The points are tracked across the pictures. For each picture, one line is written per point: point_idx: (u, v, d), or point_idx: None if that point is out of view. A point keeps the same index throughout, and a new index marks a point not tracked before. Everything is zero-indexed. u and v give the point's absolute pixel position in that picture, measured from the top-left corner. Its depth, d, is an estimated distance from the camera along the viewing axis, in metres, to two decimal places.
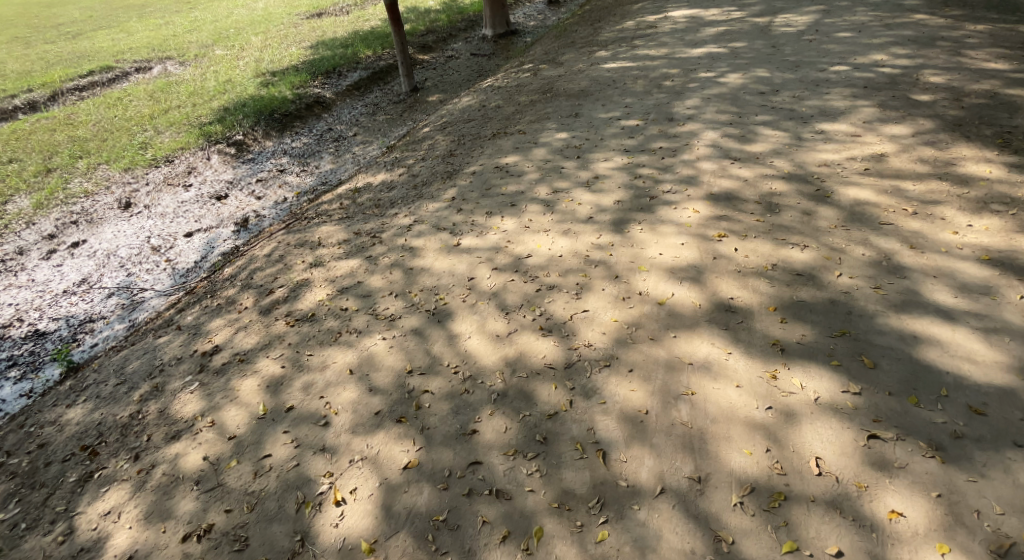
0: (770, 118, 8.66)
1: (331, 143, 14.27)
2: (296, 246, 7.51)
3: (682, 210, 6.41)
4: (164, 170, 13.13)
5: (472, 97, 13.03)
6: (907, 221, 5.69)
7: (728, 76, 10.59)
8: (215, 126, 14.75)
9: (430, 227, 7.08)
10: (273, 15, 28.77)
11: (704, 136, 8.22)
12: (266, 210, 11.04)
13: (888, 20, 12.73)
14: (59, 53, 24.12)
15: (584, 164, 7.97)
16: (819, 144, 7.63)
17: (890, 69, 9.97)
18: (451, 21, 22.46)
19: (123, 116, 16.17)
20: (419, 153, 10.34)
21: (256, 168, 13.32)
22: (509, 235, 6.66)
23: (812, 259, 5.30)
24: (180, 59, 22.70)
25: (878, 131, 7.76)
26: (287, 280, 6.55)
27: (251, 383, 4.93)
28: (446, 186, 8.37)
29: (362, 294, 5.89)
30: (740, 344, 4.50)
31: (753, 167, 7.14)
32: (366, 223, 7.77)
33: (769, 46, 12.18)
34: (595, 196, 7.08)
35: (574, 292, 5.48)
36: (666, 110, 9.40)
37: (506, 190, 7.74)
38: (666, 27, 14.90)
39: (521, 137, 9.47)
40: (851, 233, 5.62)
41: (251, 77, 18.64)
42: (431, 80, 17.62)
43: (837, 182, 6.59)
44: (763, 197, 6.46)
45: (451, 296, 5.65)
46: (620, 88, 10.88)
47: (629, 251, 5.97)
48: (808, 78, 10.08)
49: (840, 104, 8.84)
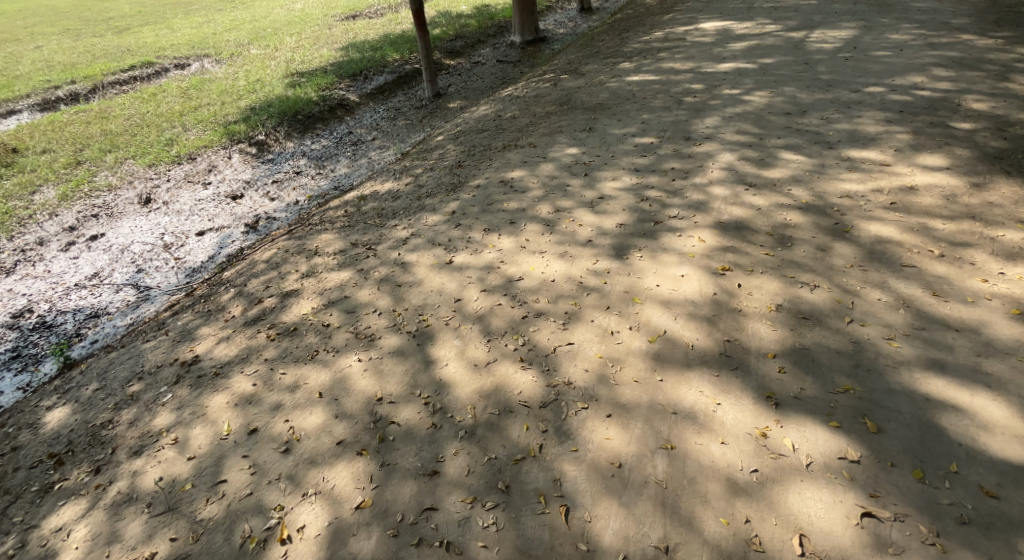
0: (793, 141, 8.25)
1: (350, 146, 14.23)
2: (292, 254, 7.38)
3: (687, 239, 6.13)
4: (186, 167, 13.20)
5: (491, 105, 12.83)
6: (931, 264, 5.31)
7: (753, 94, 10.17)
8: (240, 125, 14.87)
9: (426, 242, 6.88)
10: (310, 15, 29.15)
11: (721, 158, 7.88)
12: (278, 212, 10.96)
13: (931, 40, 12.10)
14: (104, 47, 24.78)
15: (590, 183, 7.73)
16: (842, 171, 7.19)
17: (929, 92, 9.42)
18: (481, 26, 22.33)
19: (155, 112, 16.45)
20: (430, 162, 10.18)
21: (275, 168, 13.28)
22: (504, 254, 6.42)
23: (821, 301, 4.96)
24: (216, 57, 23.12)
25: (910, 160, 7.29)
26: (276, 290, 6.40)
27: (221, 399, 4.70)
28: (448, 199, 8.18)
29: (345, 309, 5.69)
30: (731, 394, 4.13)
31: (769, 195, 6.78)
32: (364, 233, 7.61)
33: (801, 63, 11.69)
34: (597, 218, 6.84)
35: (562, 321, 5.17)
36: (684, 129, 9.08)
37: (507, 206, 7.53)
38: (694, 40, 14.48)
39: (531, 151, 9.25)
40: (866, 275, 5.25)
41: (281, 77, 18.81)
42: (455, 85, 17.53)
43: (857, 216, 6.20)
44: (775, 229, 6.12)
45: (435, 317, 5.40)
46: (639, 103, 10.56)
47: (626, 279, 5.67)
48: (838, 99, 9.60)
49: (871, 129, 8.37)
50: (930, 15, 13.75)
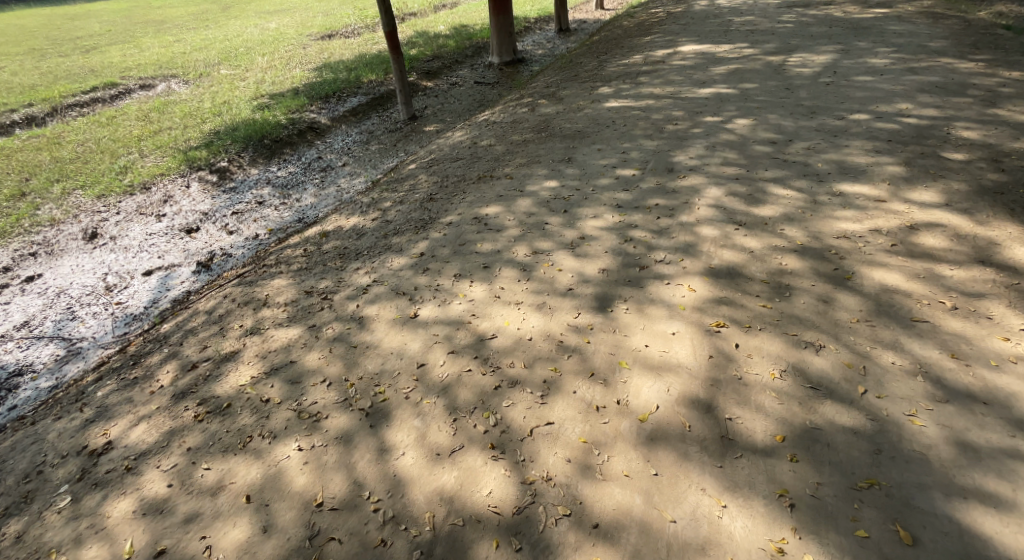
0: (782, 173, 7.78)
1: (318, 173, 13.51)
2: (239, 304, 6.66)
3: (676, 287, 5.59)
4: (139, 198, 12.35)
5: (465, 132, 12.27)
6: (946, 318, 4.83)
7: (737, 121, 9.75)
8: (201, 152, 14.08)
9: (388, 291, 6.20)
10: (284, 34, 28.54)
11: (707, 194, 7.38)
12: (234, 247, 10.18)
13: (912, 64, 11.86)
14: (67, 68, 23.83)
15: (570, 222, 7.18)
16: (836, 209, 6.71)
17: (918, 119, 9.07)
18: (458, 47, 21.91)
19: (113, 136, 15.58)
20: (399, 194, 9.51)
21: (236, 198, 12.45)
22: (474, 305, 5.77)
23: (830, 366, 4.46)
24: (185, 78, 22.32)
25: (907, 195, 6.84)
26: (214, 352, 5.69)
27: (125, 507, 4.19)
28: (417, 237, 7.53)
29: (290, 380, 5.00)
30: (738, 493, 3.64)
31: (761, 236, 6.28)
32: (321, 279, 6.91)
33: (783, 88, 11.35)
34: (578, 262, 6.26)
35: (538, 392, 4.54)
36: (666, 160, 8.60)
37: (480, 248, 6.91)
38: (674, 63, 14.14)
39: (507, 184, 8.69)
40: (876, 331, 4.76)
41: (249, 99, 18.07)
42: (430, 108, 16.98)
43: (858, 260, 5.72)
44: (771, 276, 5.62)
45: (392, 390, 4.72)
46: (620, 130, 10.09)
47: (610, 337, 5.07)
48: (825, 126, 9.20)
49: (861, 159, 7.95)
50: (907, 39, 13.58)
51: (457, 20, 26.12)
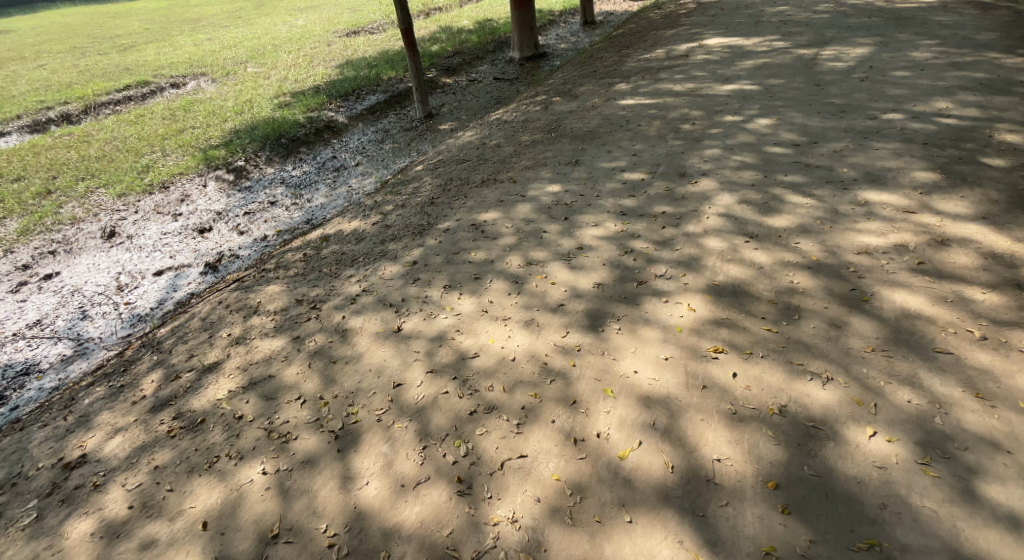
0: (802, 178, 7.29)
1: (332, 173, 13.42)
2: (230, 311, 6.51)
3: (675, 306, 5.30)
4: (157, 198, 12.42)
5: (477, 131, 11.99)
6: (972, 351, 4.43)
7: (757, 121, 9.22)
8: (219, 151, 14.14)
9: (375, 301, 5.98)
10: (312, 31, 28.68)
11: (718, 201, 6.97)
12: (242, 249, 10.13)
13: (955, 58, 11.08)
14: (103, 67, 24.36)
15: (569, 230, 6.92)
16: (859, 220, 6.23)
17: (956, 120, 8.43)
18: (481, 42, 21.62)
19: (138, 135, 15.78)
20: (402, 197, 9.30)
21: (250, 197, 12.44)
22: (461, 320, 5.49)
23: (835, 402, 4.11)
24: (213, 76, 22.57)
25: (938, 205, 6.31)
26: (198, 362, 5.55)
27: (85, 527, 4.05)
28: (413, 244, 7.33)
29: (264, 395, 4.81)
30: (717, 548, 3.37)
31: (772, 250, 5.89)
32: (313, 286, 6.74)
33: (811, 84, 10.73)
34: (571, 275, 6.00)
35: (515, 419, 4.26)
36: (679, 163, 8.18)
37: (474, 257, 6.66)
38: (697, 58, 13.57)
39: (509, 188, 8.42)
40: (891, 364, 4.39)
41: (271, 98, 18.15)
42: (448, 105, 16.75)
43: (877, 279, 5.30)
44: (779, 296, 5.26)
45: (365, 411, 4.49)
46: (633, 130, 9.68)
47: (598, 360, 4.76)
48: (854, 127, 8.62)
49: (890, 163, 7.40)
50: (951, 31, 12.73)
51: (482, 14, 25.79)
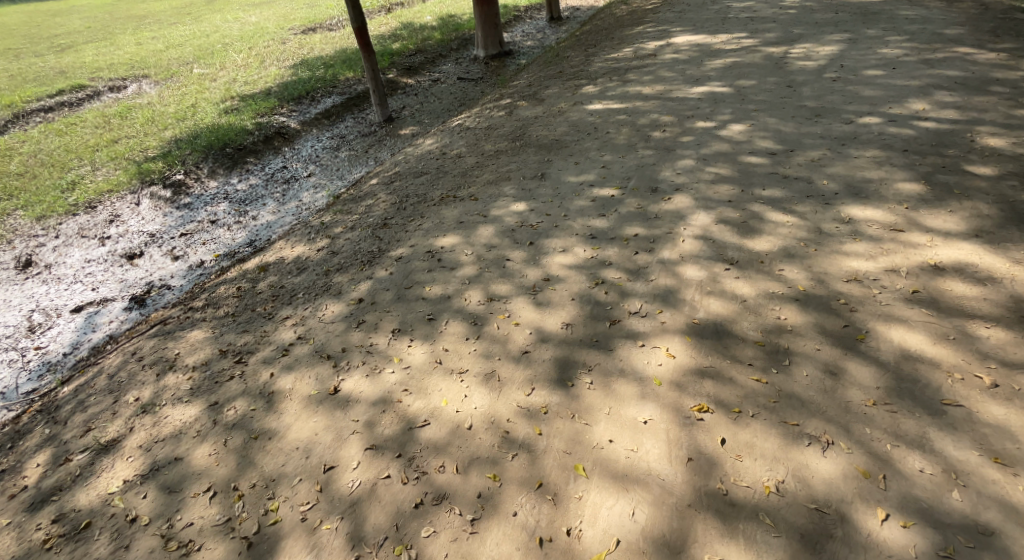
0: (781, 192, 6.76)
1: (280, 185, 12.50)
2: (143, 367, 5.87)
3: (651, 351, 4.68)
4: (82, 219, 11.39)
5: (436, 139, 11.20)
6: (983, 402, 3.92)
7: (731, 127, 8.68)
8: (155, 163, 13.08)
9: (310, 353, 5.29)
10: (265, 28, 27.33)
11: (694, 221, 6.40)
12: (174, 278, 9.27)
13: (928, 55, 10.73)
14: (38, 70, 22.74)
15: (534, 257, 6.26)
16: (845, 241, 5.71)
17: (936, 123, 8.01)
18: (443, 40, 20.76)
19: (68, 146, 14.55)
20: (352, 217, 8.50)
21: (188, 216, 11.51)
22: (409, 375, 4.79)
23: (839, 477, 3.59)
24: (156, 78, 21.24)
25: (928, 221, 5.82)
26: (94, 439, 5.03)
27: None
28: (360, 276, 6.60)
29: (165, 487, 4.31)
30: None
31: (754, 280, 5.33)
32: (242, 333, 6.08)
33: (784, 85, 10.25)
34: (537, 314, 5.35)
35: (469, 512, 3.69)
36: (650, 176, 7.60)
37: (428, 292, 5.94)
38: (666, 57, 13.01)
39: (469, 206, 7.72)
40: (896, 421, 3.86)
41: (217, 102, 16.99)
42: (408, 107, 15.90)
43: (870, 312, 4.76)
44: (767, 337, 4.67)
45: (287, 507, 3.94)
46: (601, 138, 9.06)
47: (566, 425, 4.12)
48: (831, 132, 8.14)
49: (873, 172, 6.91)
50: (921, 25, 12.43)
51: (444, 10, 24.86)
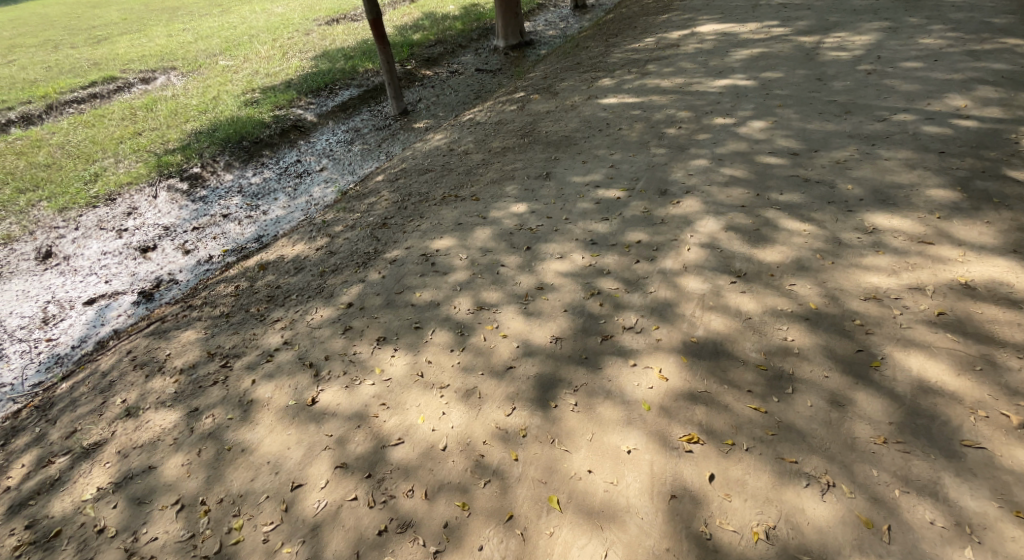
0: (800, 197, 6.33)
1: (294, 179, 12.43)
2: (134, 367, 5.68)
3: (642, 372, 4.36)
4: (101, 211, 11.50)
5: (446, 134, 10.97)
6: (1008, 446, 3.56)
7: (751, 124, 8.21)
8: (174, 156, 13.15)
9: (293, 360, 5.08)
10: (291, 19, 27.38)
11: (702, 227, 6.05)
12: (182, 272, 9.24)
13: (971, 46, 10.02)
14: (73, 61, 23.19)
15: (528, 263, 6.02)
16: (866, 254, 5.29)
17: (976, 122, 7.43)
18: (464, 30, 20.46)
19: (93, 138, 14.74)
20: (355, 215, 8.34)
21: (202, 209, 11.53)
22: (388, 388, 4.57)
23: (837, 525, 3.29)
24: (184, 70, 21.45)
25: (960, 233, 5.36)
26: (76, 442, 4.85)
27: None
28: (354, 277, 6.41)
29: (135, 498, 4.14)
30: None
31: (762, 295, 4.97)
32: (232, 335, 5.89)
33: (812, 78, 9.67)
34: (525, 325, 5.10)
35: (433, 544, 3.51)
36: (661, 177, 7.23)
37: (418, 298, 5.73)
38: (689, 48, 12.47)
39: (469, 207, 7.50)
40: (907, 463, 3.52)
41: (238, 94, 17.04)
42: (425, 100, 15.68)
43: (888, 336, 4.38)
44: (770, 360, 4.32)
45: (250, 527, 3.78)
46: (613, 135, 8.69)
47: (544, 452, 3.86)
48: (859, 131, 7.62)
49: (903, 176, 6.41)
50: (966, 14, 11.64)
51: None
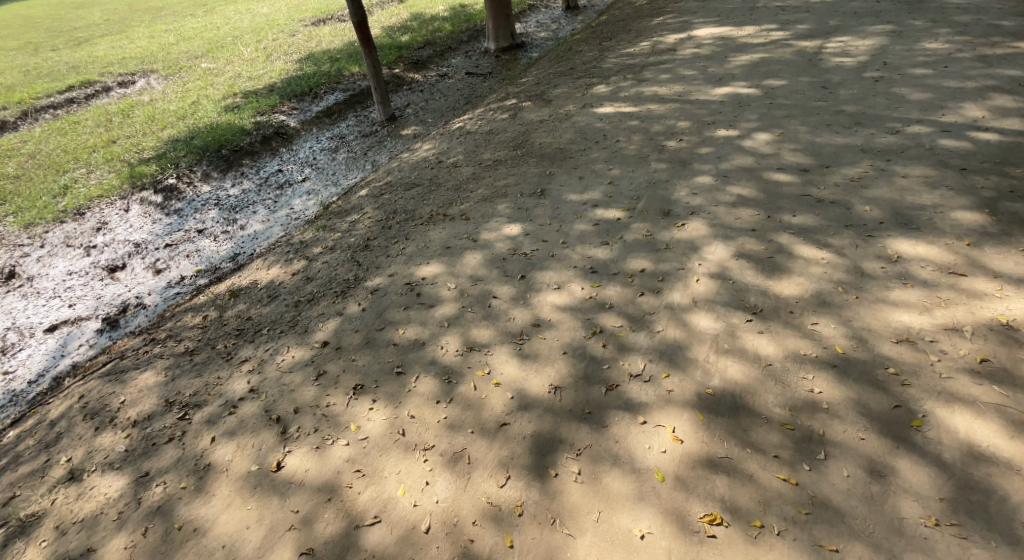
0: (815, 219, 5.85)
1: (274, 190, 11.84)
2: (84, 418, 5.14)
3: (652, 432, 3.88)
4: (69, 227, 10.85)
5: (434, 144, 10.41)
6: None
7: (756, 136, 7.73)
8: (148, 166, 12.51)
9: (258, 415, 4.56)
10: (276, 19, 26.66)
11: (710, 254, 5.55)
12: (150, 296, 8.67)
13: (981, 51, 9.60)
14: (51, 64, 22.41)
15: (523, 295, 5.49)
16: (893, 287, 4.81)
17: (996, 135, 6.98)
18: (454, 31, 19.90)
19: (65, 147, 14.05)
20: (335, 234, 7.77)
21: (177, 224, 10.91)
22: (365, 452, 4.06)
23: None
24: (164, 73, 20.72)
25: (993, 264, 4.89)
26: (12, 513, 4.30)
27: None
28: (331, 309, 5.85)
29: None
30: None
31: (781, 336, 4.48)
32: (195, 378, 5.33)
33: (817, 86, 9.21)
34: (520, 371, 4.57)
35: None
36: (663, 196, 6.72)
37: (401, 335, 5.18)
38: (686, 52, 12.00)
39: (458, 227, 6.95)
40: (964, 552, 3.11)
41: (218, 99, 16.37)
42: (413, 105, 15.11)
43: (927, 389, 3.91)
44: (796, 417, 3.84)
45: None
46: (610, 148, 8.19)
47: (546, 537, 3.41)
48: (872, 144, 7.15)
49: (925, 196, 5.94)
50: (972, 17, 11.24)
51: None
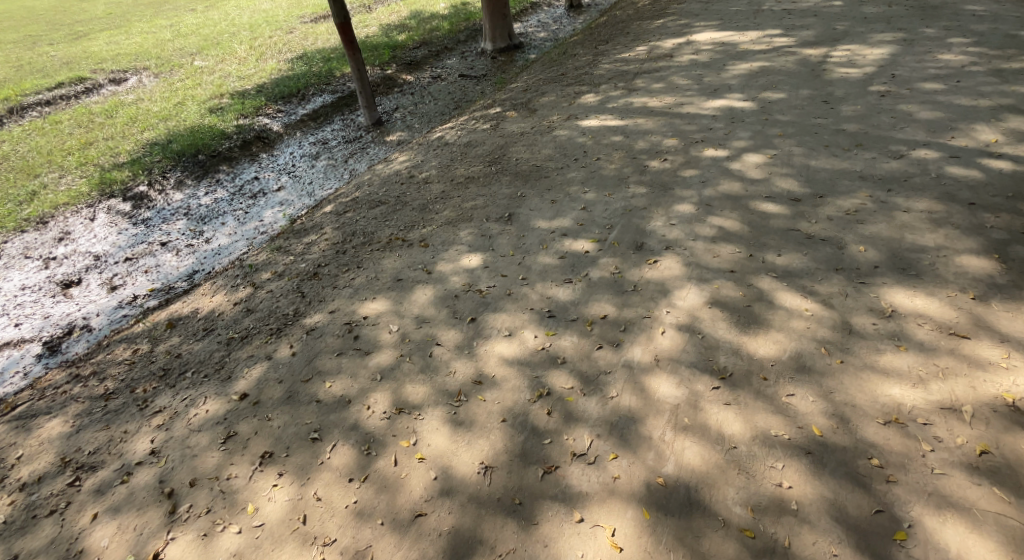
0: (801, 260, 5.21)
1: (247, 200, 11.32)
2: None
3: (588, 535, 3.35)
4: (30, 237, 10.39)
5: (410, 155, 9.83)
6: None
7: (747, 158, 7.08)
8: (120, 171, 12.01)
9: (151, 487, 4.03)
10: (276, 16, 26.13)
11: (681, 301, 4.93)
12: (99, 318, 8.23)
13: (998, 64, 8.85)
14: (45, 59, 22.03)
15: (468, 342, 4.91)
16: (886, 349, 4.17)
17: (1011, 163, 6.28)
18: (450, 31, 19.26)
19: (41, 148, 13.60)
20: (289, 257, 7.22)
21: (141, 235, 10.41)
22: (260, 545, 3.56)
23: None
24: (156, 71, 20.27)
25: (1001, 326, 4.23)
26: None
27: None
28: (261, 351, 5.27)
29: None
30: None
31: (751, 410, 3.87)
32: (100, 430, 4.75)
33: (818, 100, 8.51)
34: (449, 442, 4.00)
35: None
36: (638, 226, 6.10)
37: (327, 390, 4.60)
38: (683, 59, 11.30)
39: (414, 255, 6.37)
40: None
41: (204, 99, 15.87)
42: (401, 109, 14.51)
43: (915, 489, 3.32)
44: (756, 522, 3.28)
45: None
46: (589, 166, 7.57)
47: None
48: (872, 171, 6.47)
49: (927, 236, 5.27)
50: (990, 25, 10.46)
51: None
